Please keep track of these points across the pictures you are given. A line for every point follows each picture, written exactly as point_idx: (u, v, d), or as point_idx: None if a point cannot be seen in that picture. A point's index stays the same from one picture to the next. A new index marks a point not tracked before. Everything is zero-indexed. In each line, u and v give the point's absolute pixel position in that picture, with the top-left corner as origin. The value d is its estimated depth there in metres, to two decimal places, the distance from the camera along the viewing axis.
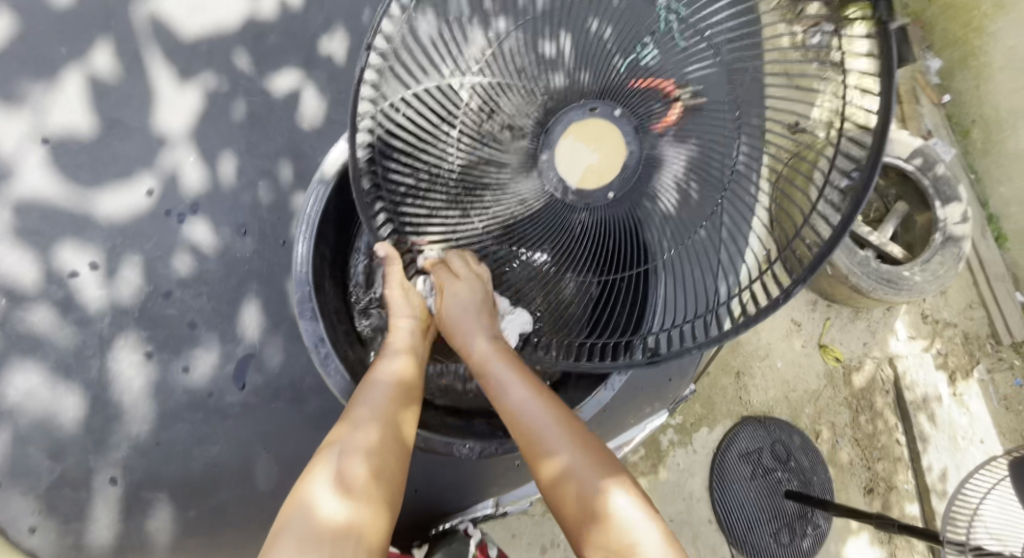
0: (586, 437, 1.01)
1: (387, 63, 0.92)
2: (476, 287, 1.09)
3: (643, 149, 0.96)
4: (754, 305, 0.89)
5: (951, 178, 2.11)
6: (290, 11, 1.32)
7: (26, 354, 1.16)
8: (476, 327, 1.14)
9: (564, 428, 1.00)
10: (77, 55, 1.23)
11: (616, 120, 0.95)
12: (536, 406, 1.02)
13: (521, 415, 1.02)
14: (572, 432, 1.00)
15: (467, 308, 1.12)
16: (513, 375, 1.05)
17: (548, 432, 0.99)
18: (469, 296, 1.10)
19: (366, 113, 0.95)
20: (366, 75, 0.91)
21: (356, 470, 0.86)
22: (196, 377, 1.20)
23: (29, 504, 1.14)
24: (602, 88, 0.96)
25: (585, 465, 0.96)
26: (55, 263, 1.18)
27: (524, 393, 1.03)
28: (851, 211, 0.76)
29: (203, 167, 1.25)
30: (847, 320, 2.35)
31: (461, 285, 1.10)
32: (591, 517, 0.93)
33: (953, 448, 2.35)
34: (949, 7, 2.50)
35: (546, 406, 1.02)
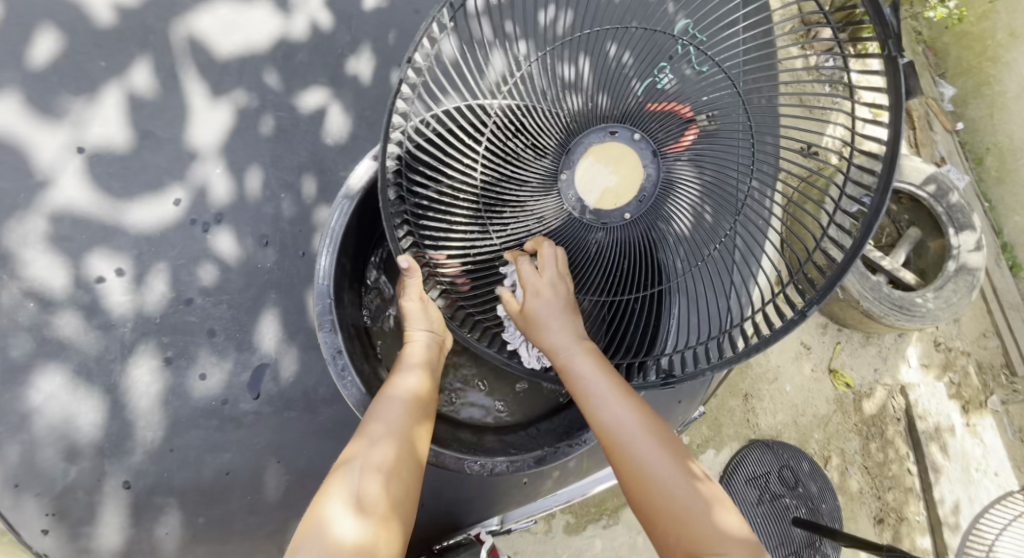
0: (671, 441, 0.91)
1: (423, 79, 0.95)
2: (559, 288, 0.97)
3: (660, 173, 0.96)
4: (769, 328, 0.91)
5: (965, 206, 2.09)
6: (318, 31, 1.35)
7: (49, 358, 1.17)
8: (559, 326, 0.99)
9: (648, 429, 0.90)
10: (115, 70, 1.26)
11: (633, 143, 0.96)
12: (615, 399, 0.91)
13: (598, 409, 0.92)
14: (659, 436, 0.90)
15: (552, 306, 0.98)
16: (593, 366, 0.95)
17: (630, 428, 0.90)
18: (554, 296, 0.97)
19: (398, 126, 0.97)
20: (401, 91, 0.93)
21: (371, 491, 0.86)
22: (212, 384, 1.22)
23: (43, 505, 1.15)
24: (622, 112, 0.96)
25: (668, 468, 0.87)
26: (82, 268, 1.21)
27: (601, 384, 0.93)
28: (858, 238, 0.81)
29: (230, 179, 1.28)
30: (858, 344, 2.34)
31: (546, 283, 0.97)
32: (686, 534, 0.81)
33: (966, 480, 2.32)
34: (965, 35, 2.52)
35: (628, 401, 0.91)
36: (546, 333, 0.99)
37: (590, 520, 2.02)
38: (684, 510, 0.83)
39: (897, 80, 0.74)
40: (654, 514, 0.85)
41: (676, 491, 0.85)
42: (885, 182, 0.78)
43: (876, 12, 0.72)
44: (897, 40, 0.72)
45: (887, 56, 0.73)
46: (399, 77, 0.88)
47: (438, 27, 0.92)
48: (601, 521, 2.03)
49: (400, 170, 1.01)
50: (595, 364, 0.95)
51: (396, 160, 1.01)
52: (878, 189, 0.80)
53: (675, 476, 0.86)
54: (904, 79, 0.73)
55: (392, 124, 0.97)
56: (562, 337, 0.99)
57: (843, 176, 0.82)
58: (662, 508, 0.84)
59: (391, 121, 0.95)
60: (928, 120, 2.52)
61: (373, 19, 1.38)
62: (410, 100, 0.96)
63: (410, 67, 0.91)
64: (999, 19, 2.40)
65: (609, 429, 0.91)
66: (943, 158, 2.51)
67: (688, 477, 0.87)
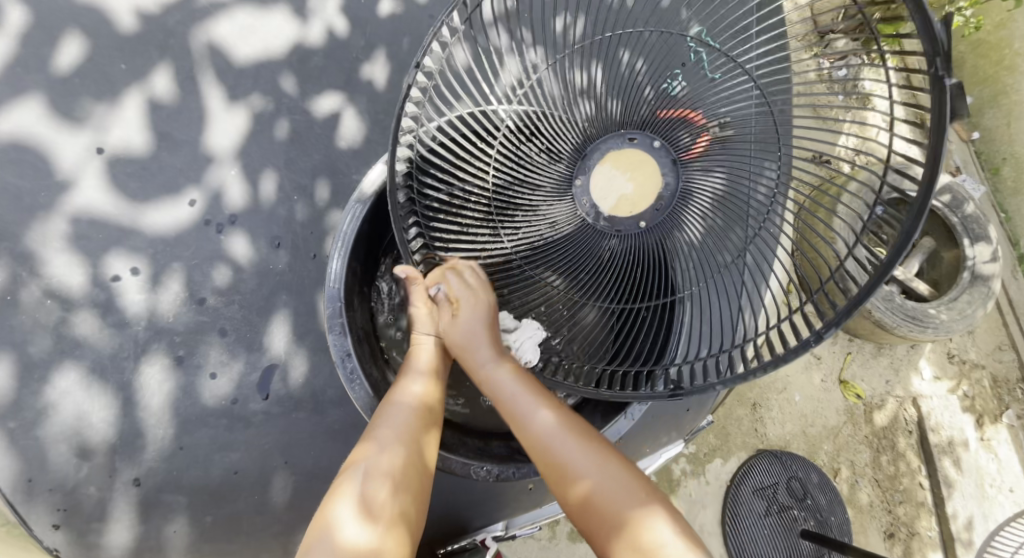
0: (594, 439, 0.97)
1: (434, 82, 0.95)
2: (469, 307, 1.04)
3: (679, 181, 0.96)
4: (785, 344, 0.90)
5: (981, 216, 2.06)
6: (335, 37, 1.37)
7: (64, 355, 1.19)
8: (477, 341, 1.08)
9: (568, 430, 0.97)
10: (135, 73, 1.28)
11: (652, 150, 0.96)
12: (534, 406, 0.99)
13: (521, 421, 0.99)
14: (582, 436, 0.97)
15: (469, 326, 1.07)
16: (513, 379, 1.03)
17: (551, 434, 0.97)
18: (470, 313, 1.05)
19: (411, 129, 0.99)
20: (412, 94, 0.94)
21: (377, 495, 0.86)
22: (222, 384, 1.23)
23: (55, 501, 1.16)
24: (639, 119, 0.97)
25: (589, 464, 0.94)
26: (98, 267, 1.22)
27: (522, 395, 1.01)
28: (886, 261, 0.79)
29: (245, 181, 1.30)
30: (869, 355, 2.31)
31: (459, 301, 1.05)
32: (614, 524, 0.88)
33: (980, 496, 2.28)
34: (981, 44, 2.46)
35: (546, 409, 0.99)
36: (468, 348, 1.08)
37: None
38: (612, 503, 0.89)
39: (944, 98, 0.72)
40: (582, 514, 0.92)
41: (598, 484, 0.92)
42: (923, 201, 0.76)
43: (927, 28, 0.71)
44: (946, 58, 0.71)
45: (933, 73, 0.73)
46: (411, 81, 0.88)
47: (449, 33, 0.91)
48: None
49: (412, 172, 1.02)
50: (515, 376, 1.04)
51: (407, 163, 1.02)
52: (911, 212, 0.78)
53: (597, 471, 0.93)
54: (952, 97, 0.71)
55: (404, 127, 0.98)
56: (482, 352, 1.07)
57: (878, 188, 0.81)
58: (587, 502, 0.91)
59: (403, 125, 0.96)
60: None
61: (388, 25, 1.39)
62: (423, 104, 0.97)
63: (421, 71, 0.92)
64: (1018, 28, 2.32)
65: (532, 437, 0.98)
66: (959, 168, 2.51)
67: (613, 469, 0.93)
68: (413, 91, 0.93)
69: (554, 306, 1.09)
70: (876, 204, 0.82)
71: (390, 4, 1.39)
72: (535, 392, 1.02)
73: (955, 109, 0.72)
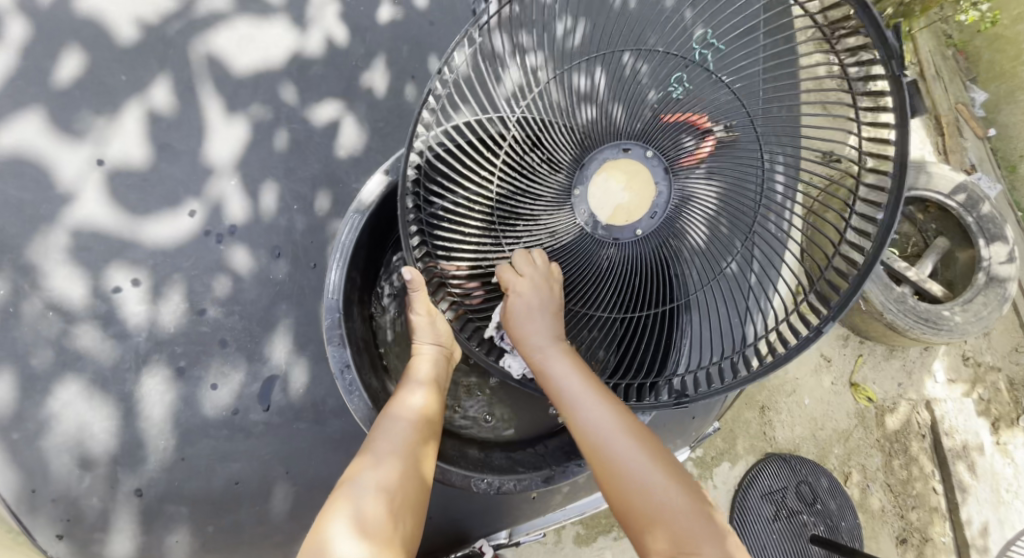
0: (656, 446, 0.89)
1: (447, 91, 0.94)
2: (542, 287, 0.95)
3: (674, 190, 0.94)
4: (783, 343, 0.91)
5: (996, 216, 2.02)
6: (334, 45, 1.36)
7: (66, 366, 1.19)
8: (538, 324, 0.98)
9: (629, 431, 0.88)
10: (135, 84, 1.27)
11: (645, 160, 0.95)
12: (592, 399, 0.90)
13: (574, 410, 0.90)
14: (643, 444, 0.87)
15: (531, 309, 0.96)
16: (568, 367, 0.94)
17: (608, 431, 0.87)
18: (537, 299, 0.95)
19: (419, 136, 0.96)
20: (424, 102, 0.92)
21: (373, 508, 0.85)
22: (223, 396, 1.23)
23: (58, 511, 1.16)
24: (638, 129, 0.95)
25: (653, 473, 0.85)
26: (99, 278, 1.22)
27: (577, 383, 0.92)
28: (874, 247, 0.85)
29: (245, 191, 1.29)
30: (881, 357, 2.27)
31: (527, 284, 0.95)
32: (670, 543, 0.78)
33: (995, 501, 2.23)
34: (997, 39, 2.38)
35: (605, 403, 0.90)
36: (527, 329, 0.98)
37: (600, 531, 1.98)
38: (676, 518, 0.80)
39: (901, 97, 0.78)
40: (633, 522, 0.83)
41: (653, 492, 0.83)
42: (895, 191, 0.82)
43: (879, 35, 0.79)
44: (898, 61, 0.78)
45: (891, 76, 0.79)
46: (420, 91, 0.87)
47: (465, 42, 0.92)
48: (612, 533, 1.98)
49: (418, 179, 1.00)
50: (572, 364, 0.95)
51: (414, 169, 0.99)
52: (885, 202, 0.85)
53: (653, 474, 0.84)
54: (907, 97, 0.78)
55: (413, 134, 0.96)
56: (540, 336, 0.98)
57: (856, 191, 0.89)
58: (646, 511, 0.81)
59: (414, 133, 0.94)
60: (958, 127, 2.42)
61: (388, 32, 1.39)
62: (431, 109, 0.95)
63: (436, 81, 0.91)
64: None
65: (589, 431, 0.88)
66: (974, 165, 2.43)
67: (675, 482, 0.84)
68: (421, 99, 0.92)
69: None
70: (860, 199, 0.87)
71: (389, 11, 1.39)
72: (594, 384, 0.92)
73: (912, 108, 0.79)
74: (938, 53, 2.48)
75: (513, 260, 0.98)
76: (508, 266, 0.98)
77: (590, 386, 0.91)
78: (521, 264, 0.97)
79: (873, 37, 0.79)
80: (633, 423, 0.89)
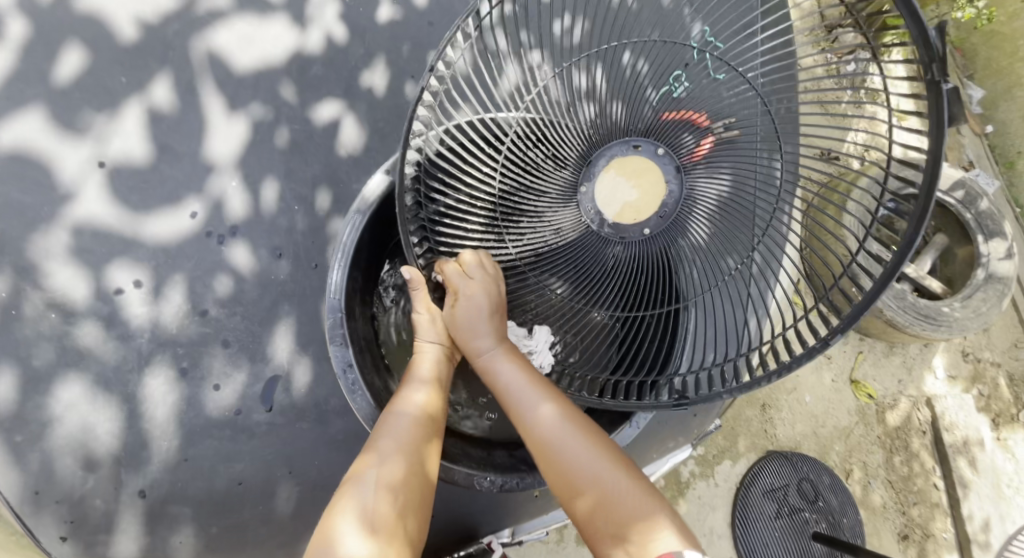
0: (597, 437, 0.93)
1: (446, 87, 0.94)
2: (485, 288, 1.01)
3: (683, 188, 0.94)
4: (789, 351, 0.88)
5: (995, 212, 2.02)
6: (333, 44, 1.36)
7: (68, 367, 1.19)
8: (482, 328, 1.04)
9: (573, 427, 0.94)
10: (135, 85, 1.27)
11: (655, 157, 0.95)
12: (536, 398, 0.96)
13: (520, 409, 0.96)
14: (586, 435, 0.93)
15: (476, 310, 1.02)
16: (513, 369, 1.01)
17: (552, 426, 0.93)
18: (482, 301, 1.01)
19: (419, 134, 0.97)
20: (424, 98, 0.93)
21: (378, 506, 0.84)
22: (225, 396, 1.23)
23: (62, 513, 1.16)
24: (644, 126, 0.95)
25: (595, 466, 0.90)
26: (101, 279, 1.22)
27: (523, 384, 0.98)
28: (899, 255, 0.78)
29: (245, 191, 1.30)
30: (881, 354, 2.27)
31: (473, 286, 1.01)
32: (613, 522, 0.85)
33: (997, 496, 2.23)
34: (994, 35, 2.37)
35: (547, 401, 0.96)
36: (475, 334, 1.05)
37: None
38: (620, 502, 0.86)
39: (938, 104, 0.72)
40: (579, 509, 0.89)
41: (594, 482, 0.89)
42: (927, 195, 0.75)
43: (919, 35, 0.70)
44: (941, 64, 0.71)
45: (930, 79, 0.72)
46: (422, 86, 0.87)
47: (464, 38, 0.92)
48: None
49: (419, 176, 1.00)
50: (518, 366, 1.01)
51: (415, 166, 1.00)
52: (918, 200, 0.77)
53: (595, 462, 0.90)
54: (946, 105, 0.71)
55: (414, 130, 0.96)
56: (485, 340, 1.04)
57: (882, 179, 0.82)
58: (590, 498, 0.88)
59: (413, 129, 0.95)
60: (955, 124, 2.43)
61: (388, 32, 1.39)
62: (430, 106, 0.95)
63: (434, 76, 0.90)
64: None
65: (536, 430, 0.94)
66: (971, 162, 2.44)
67: (614, 470, 0.89)
68: (424, 96, 0.93)
69: (558, 311, 1.07)
70: (881, 199, 0.82)
71: (388, 10, 1.39)
72: (537, 382, 0.98)
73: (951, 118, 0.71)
74: None
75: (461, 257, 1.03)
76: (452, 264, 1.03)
77: (535, 386, 0.98)
78: (469, 262, 1.02)
79: (914, 36, 0.71)
80: (576, 417, 0.95)
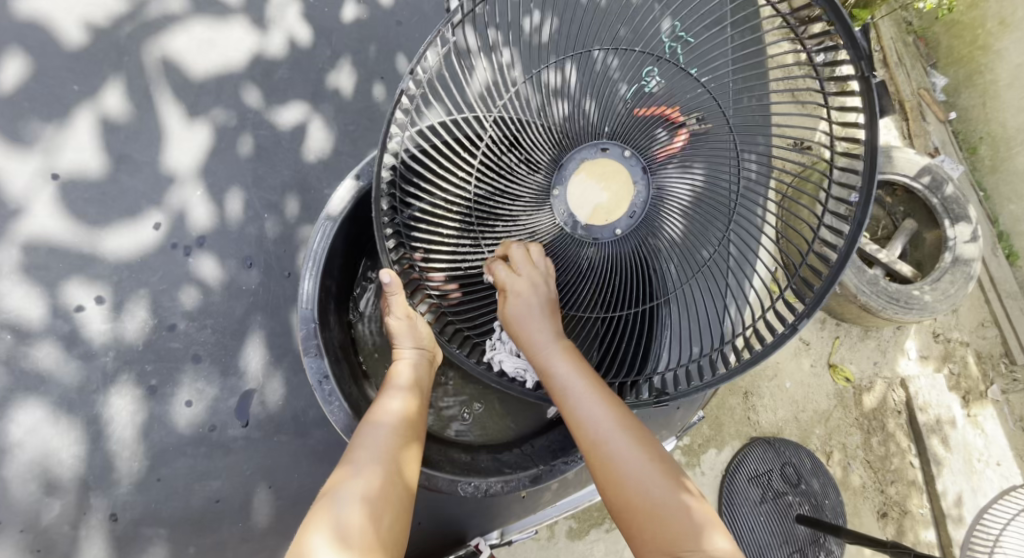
0: (656, 449, 0.84)
1: (422, 91, 0.91)
2: (539, 284, 0.90)
3: (651, 188, 0.93)
4: (759, 343, 0.92)
5: (960, 197, 2.08)
6: (296, 47, 1.33)
7: (28, 391, 1.14)
8: (538, 323, 0.92)
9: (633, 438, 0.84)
10: (89, 93, 1.22)
11: (623, 160, 0.94)
12: (593, 400, 0.86)
13: (575, 412, 0.86)
14: (640, 439, 0.84)
15: (530, 309, 0.91)
16: (569, 368, 0.89)
17: (607, 430, 0.84)
18: (535, 298, 0.90)
19: (393, 137, 0.95)
20: (401, 102, 0.91)
21: (354, 518, 0.81)
22: (197, 412, 1.19)
23: (27, 543, 1.11)
24: (615, 130, 0.94)
25: (657, 484, 0.80)
26: (60, 297, 1.17)
27: (580, 385, 0.87)
28: (853, 236, 0.84)
29: (211, 201, 1.25)
30: (857, 339, 2.32)
31: (525, 284, 0.89)
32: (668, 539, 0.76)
33: (969, 471, 2.29)
34: (955, 25, 2.44)
35: (603, 402, 0.86)
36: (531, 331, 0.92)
37: (593, 525, 1.96)
38: (673, 518, 0.77)
39: (872, 97, 0.78)
40: (626, 517, 0.81)
41: (656, 498, 0.79)
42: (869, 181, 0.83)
43: (850, 36, 0.78)
44: (870, 62, 0.77)
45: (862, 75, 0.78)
46: (396, 89, 0.85)
47: (438, 39, 0.89)
48: (604, 525, 1.97)
49: (395, 180, 0.98)
50: (577, 365, 0.89)
51: (390, 169, 0.98)
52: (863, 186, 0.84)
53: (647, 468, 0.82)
54: (879, 98, 0.78)
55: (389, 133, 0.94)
56: (543, 336, 0.92)
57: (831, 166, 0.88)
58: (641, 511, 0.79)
59: (389, 131, 0.93)
60: (920, 111, 2.48)
61: (354, 32, 1.36)
62: (406, 109, 0.94)
63: (412, 80, 0.90)
64: (989, 8, 2.32)
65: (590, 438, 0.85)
66: (937, 148, 2.49)
67: (666, 479, 0.82)
68: (400, 101, 0.91)
69: None
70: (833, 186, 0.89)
71: (353, 10, 1.37)
72: (596, 382, 0.88)
73: (884, 109, 0.79)
74: (899, 40, 2.52)
75: (511, 254, 0.92)
76: (499, 262, 0.93)
77: (593, 387, 0.87)
78: (520, 259, 0.91)
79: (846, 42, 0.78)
80: (635, 422, 0.86)
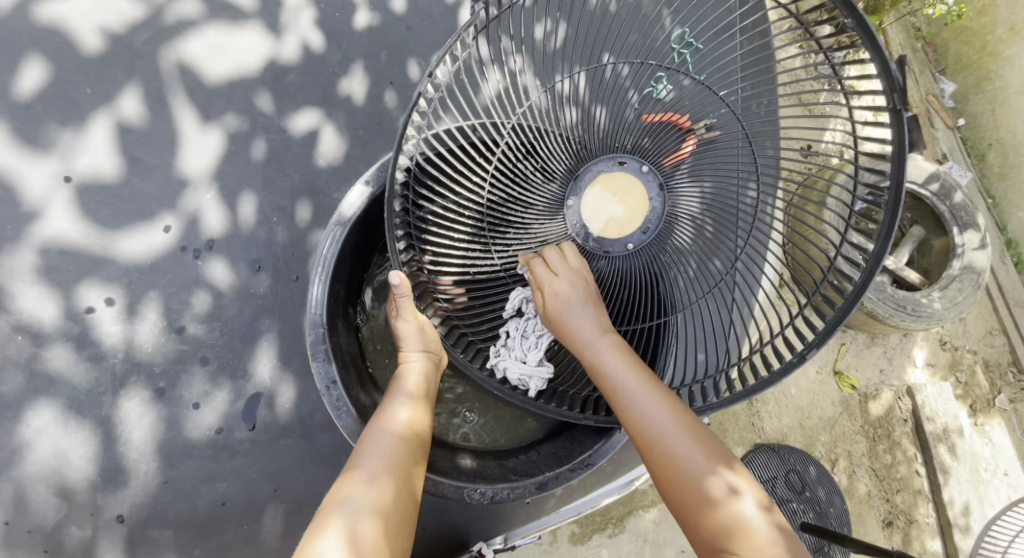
0: (710, 442, 0.81)
1: (441, 95, 0.90)
2: (580, 283, 0.90)
3: (666, 206, 0.93)
4: (768, 367, 0.91)
5: (968, 205, 2.06)
6: (308, 52, 1.34)
7: (39, 392, 1.14)
8: (582, 317, 0.90)
9: (685, 426, 0.81)
10: (102, 97, 1.23)
11: (640, 175, 0.93)
12: (644, 394, 0.84)
13: (627, 407, 0.84)
14: (693, 432, 0.81)
15: (573, 305, 0.90)
16: (618, 362, 0.87)
17: (660, 426, 0.81)
18: (576, 295, 0.89)
19: (410, 139, 0.94)
20: (418, 104, 0.89)
21: (369, 529, 0.79)
22: (205, 415, 1.20)
23: (36, 544, 1.11)
24: (630, 143, 0.93)
25: (709, 472, 0.78)
26: (72, 298, 1.18)
27: (629, 380, 0.85)
28: (875, 255, 0.83)
29: (222, 205, 1.26)
30: (862, 345, 2.30)
31: (564, 283, 0.89)
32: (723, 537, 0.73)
33: (976, 481, 2.26)
34: (964, 31, 2.43)
35: (656, 397, 0.84)
36: (578, 325, 0.90)
37: (596, 530, 1.95)
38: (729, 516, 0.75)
39: (901, 131, 0.77)
40: (682, 511, 0.79)
41: (707, 496, 0.77)
42: (893, 199, 0.80)
43: (882, 67, 0.76)
44: (902, 93, 0.76)
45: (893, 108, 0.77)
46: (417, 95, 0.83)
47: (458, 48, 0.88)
48: (607, 530, 1.96)
49: (409, 181, 0.97)
50: (624, 359, 0.87)
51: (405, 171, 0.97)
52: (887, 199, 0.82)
53: (699, 464, 0.79)
54: (908, 132, 0.77)
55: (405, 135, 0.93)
56: (587, 330, 0.90)
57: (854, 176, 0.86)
58: (695, 507, 0.77)
59: (406, 133, 0.91)
60: (928, 117, 2.46)
61: (365, 38, 1.37)
62: (424, 114, 0.92)
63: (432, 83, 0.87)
64: (999, 14, 2.30)
65: (644, 430, 0.82)
66: (944, 155, 2.47)
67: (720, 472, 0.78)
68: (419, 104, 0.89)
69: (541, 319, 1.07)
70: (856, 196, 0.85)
71: (365, 17, 1.37)
72: (645, 376, 0.86)
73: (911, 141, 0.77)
74: (908, 45, 2.51)
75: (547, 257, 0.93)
76: (540, 262, 0.92)
77: (641, 381, 0.85)
78: (556, 260, 0.92)
79: (876, 63, 0.76)
80: (687, 416, 0.83)
